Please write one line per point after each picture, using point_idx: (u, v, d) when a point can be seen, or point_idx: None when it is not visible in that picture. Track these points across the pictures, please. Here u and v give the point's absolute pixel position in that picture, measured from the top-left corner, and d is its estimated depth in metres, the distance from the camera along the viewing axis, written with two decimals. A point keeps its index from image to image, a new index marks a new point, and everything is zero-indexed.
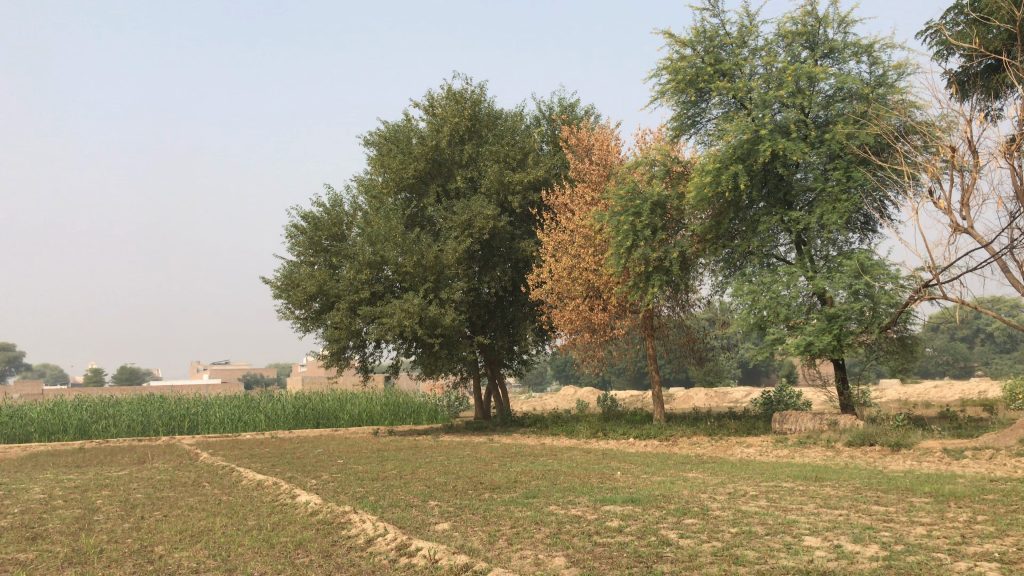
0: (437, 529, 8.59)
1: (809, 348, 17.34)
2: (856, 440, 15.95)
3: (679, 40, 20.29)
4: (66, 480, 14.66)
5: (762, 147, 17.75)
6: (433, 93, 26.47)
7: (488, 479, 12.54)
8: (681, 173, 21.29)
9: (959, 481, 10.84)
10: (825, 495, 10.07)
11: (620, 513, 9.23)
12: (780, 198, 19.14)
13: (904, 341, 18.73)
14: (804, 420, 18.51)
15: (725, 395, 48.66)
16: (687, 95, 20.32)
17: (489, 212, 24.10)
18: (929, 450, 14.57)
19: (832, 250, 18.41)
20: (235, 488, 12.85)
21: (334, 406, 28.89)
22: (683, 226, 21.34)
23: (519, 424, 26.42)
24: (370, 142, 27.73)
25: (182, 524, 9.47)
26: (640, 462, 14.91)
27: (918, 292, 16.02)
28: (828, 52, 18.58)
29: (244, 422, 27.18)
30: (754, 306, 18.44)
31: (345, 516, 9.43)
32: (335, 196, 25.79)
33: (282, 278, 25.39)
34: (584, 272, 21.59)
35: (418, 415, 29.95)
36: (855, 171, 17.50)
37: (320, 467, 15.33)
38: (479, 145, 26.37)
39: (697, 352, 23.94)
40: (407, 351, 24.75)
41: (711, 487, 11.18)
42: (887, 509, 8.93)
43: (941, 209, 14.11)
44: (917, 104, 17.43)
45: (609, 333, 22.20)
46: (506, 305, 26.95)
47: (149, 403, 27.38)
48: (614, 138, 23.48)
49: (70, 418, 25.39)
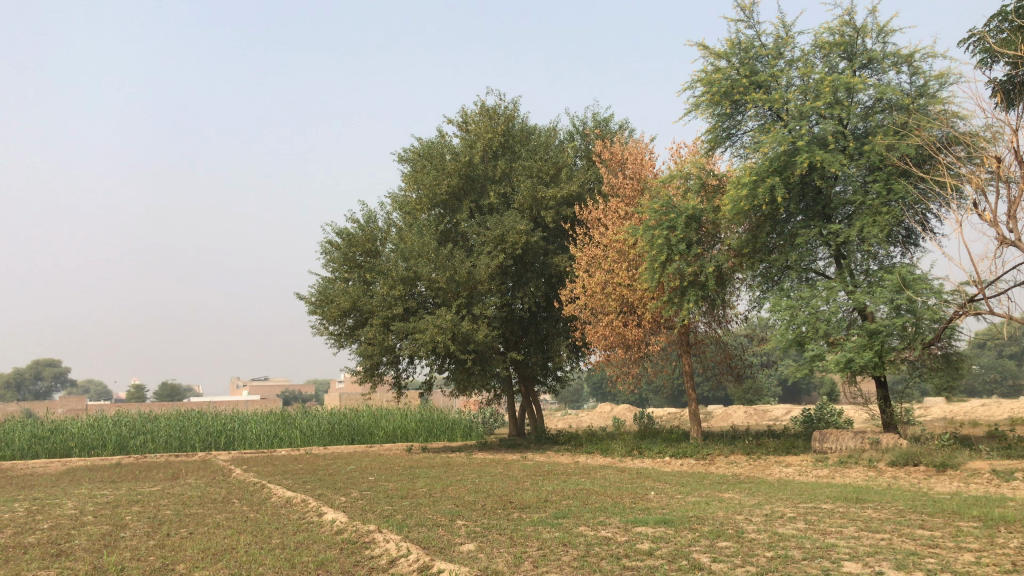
0: (461, 550, 8.39)
1: (850, 366, 16.82)
2: (899, 460, 15.47)
3: (714, 52, 20.04)
4: (98, 495, 14.64)
5: (800, 159, 17.40)
6: (467, 109, 26.56)
7: (518, 499, 12.26)
8: (717, 187, 20.98)
9: (1009, 504, 10.38)
10: (867, 517, 9.69)
11: (651, 535, 8.95)
12: (819, 211, 18.75)
13: (949, 358, 18.13)
14: (845, 439, 18.00)
15: (765, 412, 47.84)
16: (722, 107, 20.02)
17: (522, 227, 23.95)
18: (977, 472, 14.05)
19: (872, 264, 17.95)
20: (264, 505, 12.75)
21: (369, 422, 28.80)
22: (718, 240, 20.99)
23: (554, 441, 26.13)
24: (403, 158, 27.80)
25: (206, 542, 9.37)
26: (675, 482, 14.54)
27: (963, 307, 15.44)
28: (866, 63, 18.18)
29: (279, 438, 27.21)
30: (792, 321, 17.99)
31: (369, 536, 9.27)
32: (369, 212, 25.80)
33: (316, 294, 25.43)
34: (618, 287, 21.33)
35: (452, 432, 29.70)
36: (895, 183, 17.07)
37: (351, 483, 15.24)
38: (513, 160, 26.28)
39: (734, 369, 23.53)
40: (440, 367, 24.61)
41: (747, 508, 10.86)
42: (933, 534, 8.52)
43: (986, 221, 13.64)
44: (960, 114, 17.00)
45: (644, 349, 21.85)
46: (540, 321, 26.73)
47: (187, 419, 27.54)
48: (648, 152, 23.28)
49: (110, 434, 25.59)
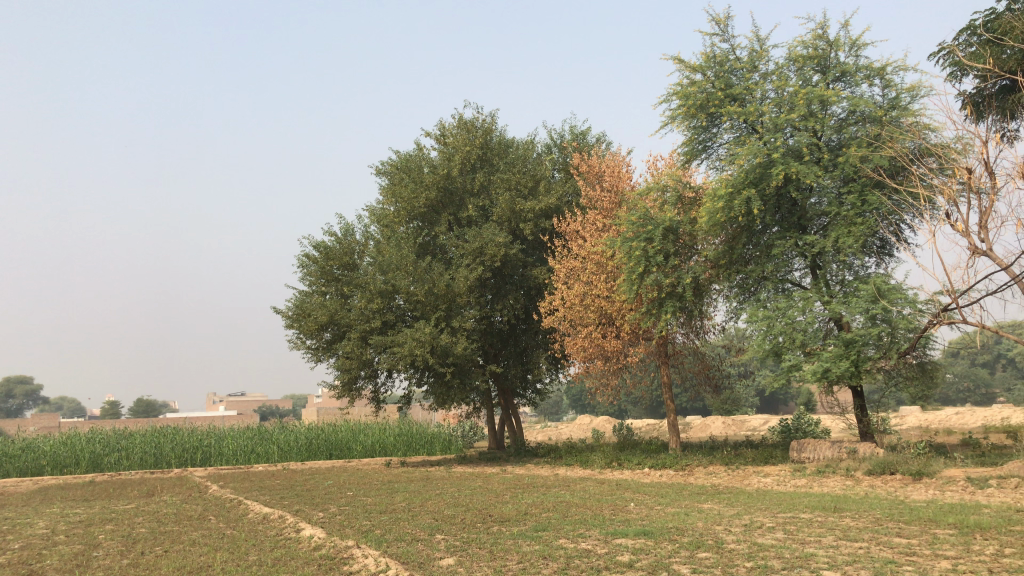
0: (441, 564, 8.34)
1: (826, 375, 16.95)
2: (876, 469, 15.60)
3: (689, 65, 20.22)
4: (70, 514, 14.42)
5: (775, 171, 17.56)
6: (444, 122, 26.62)
7: (498, 512, 12.19)
8: (693, 199, 21.11)
9: (984, 511, 10.48)
10: (845, 526, 9.74)
11: (631, 547, 8.93)
12: (794, 223, 18.92)
13: (924, 367, 18.33)
14: (823, 448, 18.11)
15: (743, 423, 48.02)
16: (698, 120, 20.17)
17: (501, 240, 23.97)
18: (952, 479, 14.18)
19: (847, 275, 18.12)
20: (240, 521, 12.60)
21: (347, 437, 28.61)
22: (696, 252, 21.10)
23: (533, 454, 26.09)
24: (381, 171, 27.76)
25: (182, 560, 9.25)
26: (655, 493, 14.55)
27: (936, 317, 15.59)
28: (840, 76, 18.41)
29: (256, 453, 26.96)
30: (769, 332, 18.11)
31: (347, 551, 9.19)
32: (347, 225, 25.70)
33: (293, 307, 25.25)
34: (597, 299, 21.38)
35: (432, 446, 29.57)
36: (869, 195, 17.28)
37: (329, 499, 15.10)
38: (491, 173, 26.33)
39: (712, 379, 23.63)
40: (418, 380, 24.48)
41: (726, 519, 10.88)
42: (910, 542, 8.58)
43: (958, 231, 13.81)
44: (931, 127, 17.25)
45: (623, 360, 21.91)
46: (519, 333, 26.72)
47: (162, 435, 27.23)
48: (625, 164, 23.41)
49: (83, 451, 25.24)
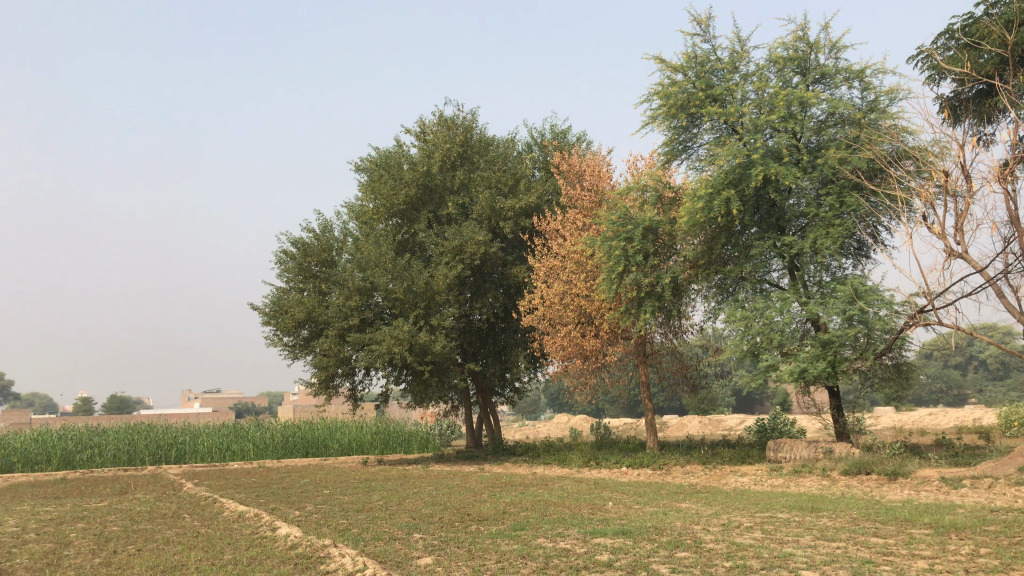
0: (419, 563, 8.26)
1: (803, 376, 17.03)
2: (852, 469, 15.71)
3: (670, 65, 20.26)
4: (41, 512, 14.20)
5: (755, 171, 17.62)
6: (424, 119, 26.51)
7: (476, 511, 12.13)
8: (673, 199, 21.15)
9: (959, 512, 10.54)
10: (822, 526, 9.77)
11: (610, 546, 8.91)
12: (772, 224, 19.01)
13: (900, 368, 18.50)
14: (799, 448, 18.20)
15: (720, 422, 48.26)
16: (678, 120, 20.19)
17: (481, 238, 23.91)
18: (927, 479, 14.30)
19: (825, 276, 18.23)
20: (215, 520, 12.46)
21: (324, 435, 28.41)
22: (675, 252, 21.14)
23: (511, 453, 26.03)
24: (360, 167, 27.61)
25: (155, 559, 9.11)
26: (633, 492, 14.55)
27: (912, 318, 15.71)
28: (819, 78, 18.52)
29: (232, 451, 26.72)
30: (747, 332, 18.17)
31: (324, 550, 9.10)
32: (325, 222, 25.52)
33: (270, 304, 25.03)
34: (576, 298, 21.37)
35: (409, 444, 29.45)
36: (847, 196, 17.42)
37: (305, 497, 14.97)
38: (471, 170, 26.26)
39: (690, 379, 23.70)
40: (396, 379, 24.31)
41: (704, 518, 10.89)
42: (886, 542, 8.62)
43: (935, 234, 13.94)
44: (909, 129, 17.40)
45: (602, 359, 21.92)
46: (498, 332, 26.64)
47: (136, 432, 26.90)
48: (605, 163, 23.43)
49: (55, 448, 24.89)
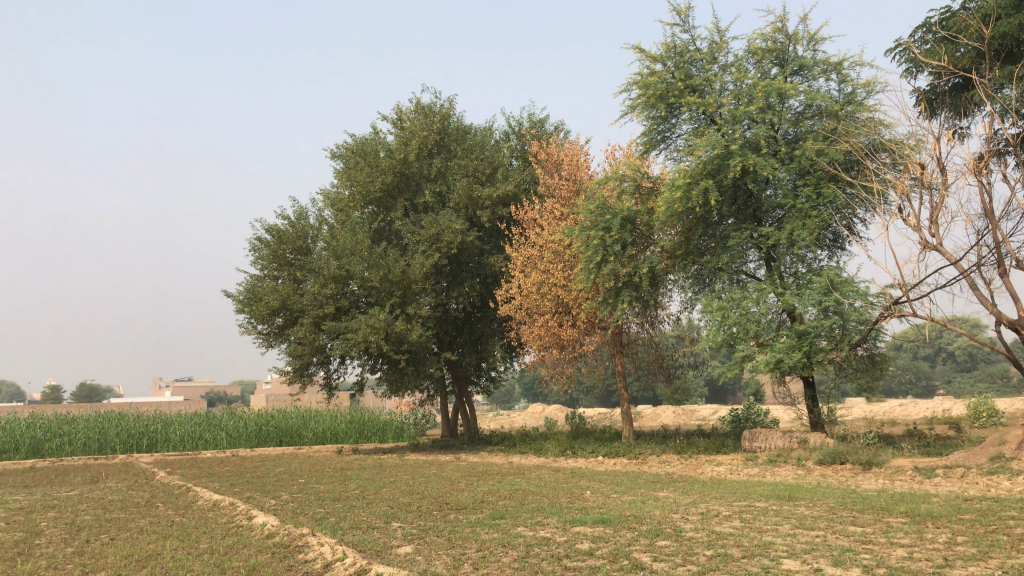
0: (399, 552, 8.19)
1: (779, 366, 17.09)
2: (826, 459, 15.86)
3: (649, 55, 20.23)
4: (11, 501, 13.94)
5: (732, 162, 17.68)
6: (401, 106, 26.30)
7: (454, 500, 12.09)
8: (651, 189, 21.04)
9: (934, 501, 10.62)
10: (801, 515, 9.81)
11: (590, 534, 8.90)
12: (749, 215, 19.06)
13: (873, 359, 18.70)
14: (774, 438, 18.30)
15: (693, 412, 48.64)
16: (657, 110, 20.14)
17: (457, 227, 23.78)
18: (900, 469, 14.44)
19: (801, 267, 18.34)
20: (190, 508, 12.32)
21: (298, 424, 28.19)
22: (653, 242, 21.16)
23: (487, 442, 26.04)
24: (336, 154, 27.39)
25: (130, 548, 8.97)
26: (610, 481, 14.58)
27: (887, 309, 15.80)
28: (797, 69, 18.55)
29: (205, 439, 26.45)
30: (723, 322, 18.18)
31: (302, 539, 9.00)
32: (300, 209, 25.30)
33: (244, 292, 24.78)
34: (554, 287, 21.35)
35: (384, 433, 29.32)
36: (824, 188, 17.55)
37: (281, 486, 14.84)
38: (448, 159, 26.10)
39: (665, 369, 23.77)
40: (372, 367, 24.13)
41: (683, 507, 10.90)
42: (865, 530, 8.68)
43: (911, 226, 14.07)
44: (885, 122, 17.52)
45: (578, 349, 22.00)
46: (474, 321, 26.56)
47: (107, 420, 26.54)
48: (583, 153, 23.36)
49: (23, 436, 24.49)
